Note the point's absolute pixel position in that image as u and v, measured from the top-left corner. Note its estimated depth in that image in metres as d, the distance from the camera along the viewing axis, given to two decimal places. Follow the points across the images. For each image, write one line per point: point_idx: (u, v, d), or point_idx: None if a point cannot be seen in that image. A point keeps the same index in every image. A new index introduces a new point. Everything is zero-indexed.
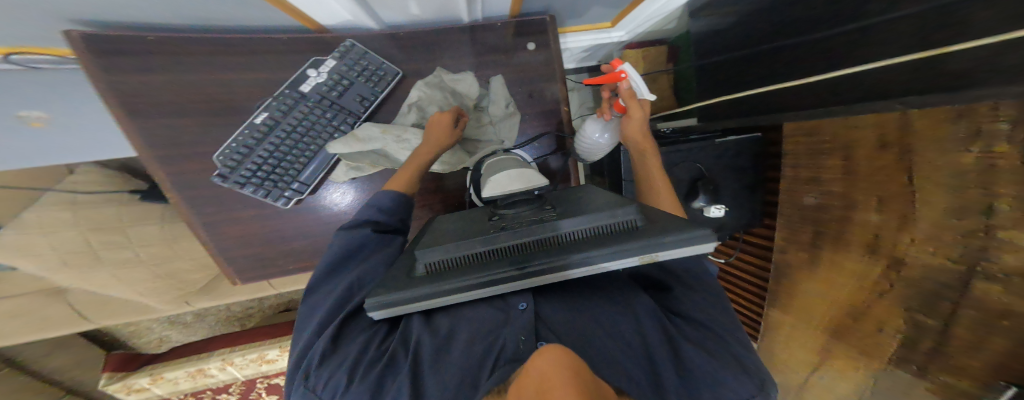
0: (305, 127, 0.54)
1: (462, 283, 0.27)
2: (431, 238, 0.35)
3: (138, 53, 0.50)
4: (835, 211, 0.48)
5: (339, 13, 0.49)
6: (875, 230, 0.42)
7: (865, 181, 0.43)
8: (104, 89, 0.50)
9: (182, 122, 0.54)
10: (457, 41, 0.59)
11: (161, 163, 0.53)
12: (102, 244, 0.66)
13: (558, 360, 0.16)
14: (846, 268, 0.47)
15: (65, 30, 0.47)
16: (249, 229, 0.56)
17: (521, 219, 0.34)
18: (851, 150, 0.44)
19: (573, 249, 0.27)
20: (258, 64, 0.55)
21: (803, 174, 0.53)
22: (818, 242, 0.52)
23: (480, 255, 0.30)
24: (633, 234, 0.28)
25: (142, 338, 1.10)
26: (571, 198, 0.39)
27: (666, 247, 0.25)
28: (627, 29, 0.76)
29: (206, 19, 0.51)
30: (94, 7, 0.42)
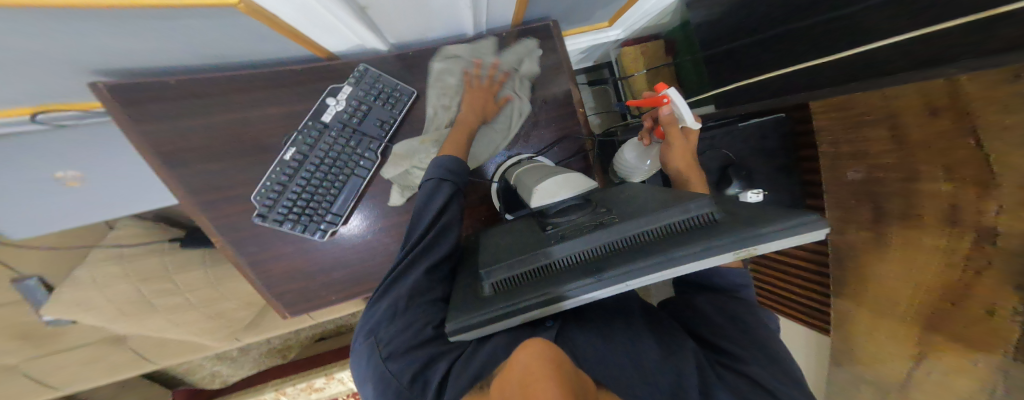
0: (331, 158, 0.54)
1: (540, 299, 0.26)
2: (491, 256, 0.36)
3: (165, 99, 0.51)
4: (898, 183, 0.44)
5: (348, 37, 0.49)
6: (951, 200, 0.38)
7: (924, 149, 0.40)
8: (140, 139, 0.51)
9: (213, 165, 0.55)
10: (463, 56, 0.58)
11: (200, 209, 0.54)
12: (155, 292, 0.68)
13: (541, 355, 0.23)
14: (927, 244, 0.42)
15: (90, 82, 0.48)
16: (293, 264, 0.56)
17: (578, 225, 0.34)
18: (896, 119, 0.41)
19: (652, 252, 0.26)
20: (279, 98, 0.56)
21: (845, 150, 0.50)
22: (881, 219, 0.48)
23: (549, 267, 0.30)
24: (713, 228, 0.27)
25: (197, 374, 1.17)
26: (622, 196, 0.39)
27: (765, 239, 0.23)
28: (623, 27, 0.76)
29: (221, 57, 0.51)
30: (120, 57, 0.43)
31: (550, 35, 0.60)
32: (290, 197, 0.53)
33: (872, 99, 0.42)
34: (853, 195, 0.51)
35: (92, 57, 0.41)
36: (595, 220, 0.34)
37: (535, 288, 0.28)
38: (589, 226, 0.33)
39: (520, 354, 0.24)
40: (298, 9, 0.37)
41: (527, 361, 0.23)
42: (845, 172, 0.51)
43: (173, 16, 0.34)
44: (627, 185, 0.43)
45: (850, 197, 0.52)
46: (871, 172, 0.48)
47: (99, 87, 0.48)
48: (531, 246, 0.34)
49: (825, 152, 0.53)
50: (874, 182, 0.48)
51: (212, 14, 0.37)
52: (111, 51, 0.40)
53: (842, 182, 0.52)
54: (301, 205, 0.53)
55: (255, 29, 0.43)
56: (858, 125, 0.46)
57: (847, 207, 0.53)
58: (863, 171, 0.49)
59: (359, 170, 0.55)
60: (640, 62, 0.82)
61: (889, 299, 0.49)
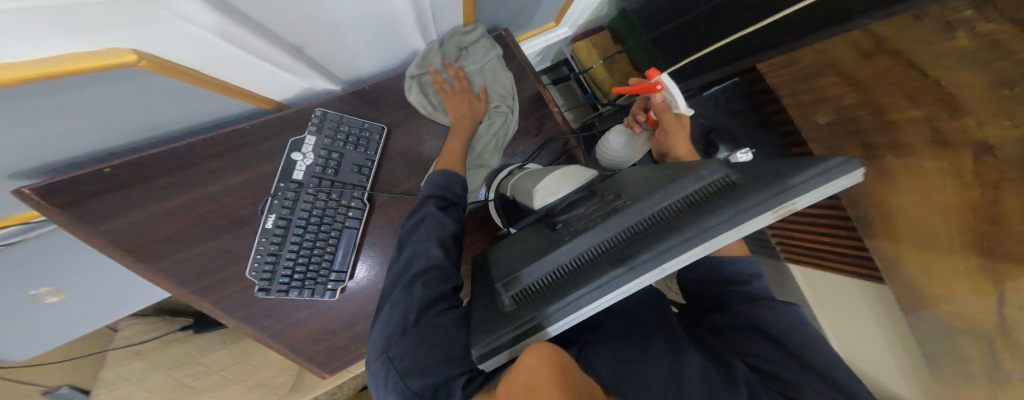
0: (318, 215, 0.51)
1: (558, 306, 0.22)
2: (507, 267, 0.34)
3: (114, 192, 0.46)
4: (874, 119, 0.50)
5: (294, 82, 0.47)
6: (925, 122, 0.43)
7: (876, 83, 0.48)
8: (105, 242, 0.47)
9: (197, 250, 0.51)
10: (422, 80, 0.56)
11: (200, 296, 0.52)
12: (190, 375, 0.70)
13: (548, 357, 0.17)
14: (926, 167, 0.44)
15: (14, 189, 0.42)
16: (315, 327, 0.56)
17: (588, 218, 0.32)
18: (837, 65, 0.52)
19: (674, 229, 0.22)
20: (240, 161, 0.51)
21: (811, 99, 0.59)
22: (872, 153, 0.51)
23: (564, 268, 0.27)
24: (734, 188, 0.23)
25: None
26: (631, 179, 0.36)
27: (803, 189, 0.18)
28: (568, 24, 0.76)
29: (155, 127, 0.45)
30: (31, 150, 0.37)
31: (507, 45, 0.60)
32: (288, 265, 0.51)
33: (811, 55, 0.55)
34: (837, 136, 0.56)
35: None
36: (604, 210, 0.31)
37: (553, 294, 0.24)
38: (599, 216, 0.31)
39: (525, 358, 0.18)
40: (216, 51, 0.33)
41: (532, 367, 0.17)
42: (817, 118, 0.59)
43: (66, 86, 0.29)
44: (627, 170, 0.41)
45: (834, 139, 0.56)
46: (839, 114, 0.55)
47: (28, 193, 0.42)
48: (545, 248, 0.32)
49: (790, 105, 0.63)
50: (850, 120, 0.53)
51: (111, 78, 0.31)
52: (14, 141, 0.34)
53: (814, 127, 0.60)
54: (303, 270, 0.52)
55: (188, 91, 0.39)
56: (808, 77, 0.57)
57: (836, 148, 0.56)
58: (831, 114, 0.56)
59: (349, 221, 0.53)
60: (595, 54, 0.81)
61: (913, 235, 0.47)
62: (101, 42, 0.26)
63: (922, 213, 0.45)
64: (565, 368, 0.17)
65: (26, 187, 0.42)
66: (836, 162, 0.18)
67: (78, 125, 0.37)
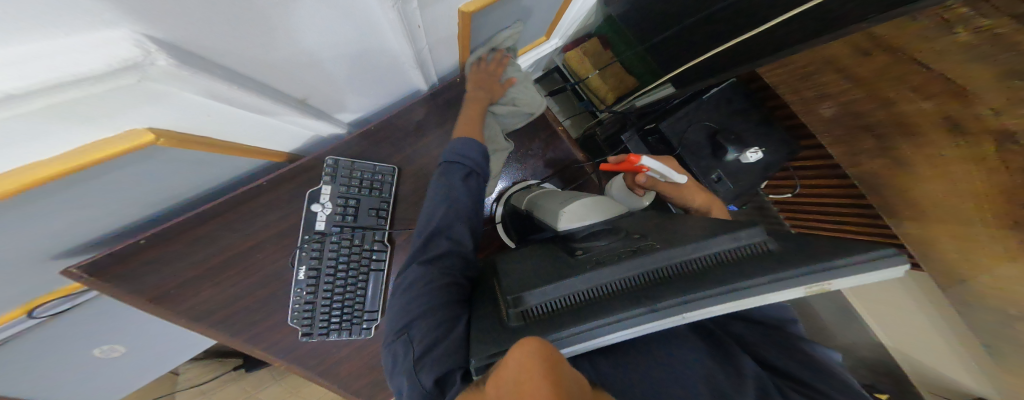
0: (346, 260, 0.53)
1: (576, 329, 0.22)
2: (517, 279, 0.32)
3: (155, 261, 0.49)
4: (882, 115, 0.52)
5: (301, 133, 0.48)
6: (939, 115, 0.45)
7: (877, 78, 0.49)
8: (155, 307, 0.50)
9: (239, 304, 0.54)
10: (426, 111, 0.55)
11: (251, 344, 0.55)
12: None
13: (538, 351, 0.13)
14: (946, 157, 0.47)
15: (63, 270, 0.45)
16: (356, 362, 0.58)
17: (611, 250, 0.32)
18: (830, 63, 0.53)
19: (711, 283, 0.23)
20: (264, 217, 0.53)
21: (810, 95, 0.59)
22: (886, 142, 0.53)
23: (582, 295, 0.27)
24: (772, 257, 0.25)
25: None
26: (653, 223, 0.37)
27: (840, 274, 0.20)
28: (562, 34, 0.67)
29: (180, 194, 0.47)
30: (68, 232, 0.39)
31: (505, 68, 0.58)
32: (324, 310, 0.54)
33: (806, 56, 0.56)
34: (844, 129, 0.57)
35: (32, 239, 0.36)
36: (632, 246, 0.31)
37: (569, 316, 0.24)
38: (624, 251, 0.31)
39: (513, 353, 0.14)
40: (228, 114, 0.34)
41: (521, 363, 0.13)
42: (818, 110, 0.59)
43: (93, 173, 0.30)
44: (639, 214, 0.44)
45: (841, 131, 0.58)
46: (845, 106, 0.55)
47: (77, 272, 0.46)
48: (561, 268, 0.31)
49: (794, 101, 0.62)
50: (857, 114, 0.55)
51: (138, 157, 0.32)
52: (48, 228, 0.36)
53: (821, 119, 0.60)
54: (339, 312, 0.54)
55: (204, 157, 0.40)
56: (809, 74, 0.57)
57: (848, 143, 0.58)
58: (834, 106, 0.57)
59: (375, 263, 0.55)
60: (587, 62, 0.76)
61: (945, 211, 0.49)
62: (116, 125, 0.27)
63: (955, 197, 0.48)
64: (556, 364, 0.13)
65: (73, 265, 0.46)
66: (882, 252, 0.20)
67: (108, 205, 0.38)
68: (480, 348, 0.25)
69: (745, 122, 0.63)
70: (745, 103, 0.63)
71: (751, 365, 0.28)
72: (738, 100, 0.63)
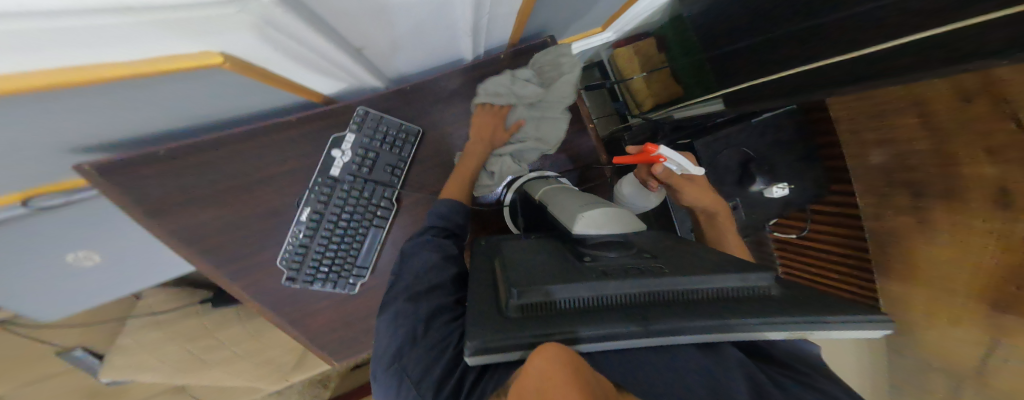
0: (349, 212, 0.54)
1: (585, 335, 0.24)
2: (518, 271, 0.32)
3: (162, 172, 0.49)
4: (936, 168, 0.49)
5: (342, 80, 0.47)
6: (1000, 184, 0.42)
7: (954, 131, 0.46)
8: (148, 218, 0.49)
9: (233, 233, 0.54)
10: (462, 85, 0.57)
11: (230, 278, 0.54)
12: (202, 349, 0.72)
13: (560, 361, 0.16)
14: (978, 226, 0.46)
15: (74, 165, 0.45)
16: (332, 316, 0.58)
17: (621, 264, 0.32)
18: (922, 106, 0.48)
19: (706, 313, 0.26)
20: (281, 151, 0.53)
21: (870, 138, 0.56)
22: (920, 203, 0.52)
23: (586, 301, 0.28)
24: (771, 303, 0.27)
25: None
26: (662, 246, 0.39)
27: (823, 327, 0.25)
28: (617, 28, 0.72)
29: (210, 117, 0.47)
30: (93, 131, 0.39)
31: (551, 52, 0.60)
32: (315, 257, 0.54)
33: (890, 94, 0.51)
34: (884, 181, 0.56)
35: (69, 130, 0.36)
36: (638, 264, 0.32)
37: (572, 320, 0.25)
38: (630, 267, 0.31)
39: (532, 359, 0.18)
40: (294, 60, 0.35)
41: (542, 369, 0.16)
42: (869, 155, 0.57)
43: (151, 80, 0.31)
44: (653, 233, 0.45)
45: (881, 184, 0.57)
46: (898, 157, 0.53)
47: (86, 168, 0.45)
48: (564, 270, 0.31)
49: (847, 139, 0.60)
50: (906, 167, 0.53)
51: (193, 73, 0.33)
52: (88, 123, 0.37)
53: (866, 165, 0.59)
54: (329, 263, 0.55)
55: (245, 83, 0.40)
56: (881, 113, 0.53)
57: (885, 196, 0.57)
58: (886, 154, 0.55)
59: (377, 220, 0.56)
60: (636, 62, 0.78)
61: (951, 284, 0.50)
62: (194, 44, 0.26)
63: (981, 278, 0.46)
64: (578, 369, 0.16)
65: (83, 163, 0.45)
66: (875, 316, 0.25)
67: (142, 112, 0.39)
68: (478, 331, 0.26)
69: (779, 152, 0.63)
70: (794, 134, 0.63)
71: (732, 350, 0.31)
72: (788, 129, 0.63)
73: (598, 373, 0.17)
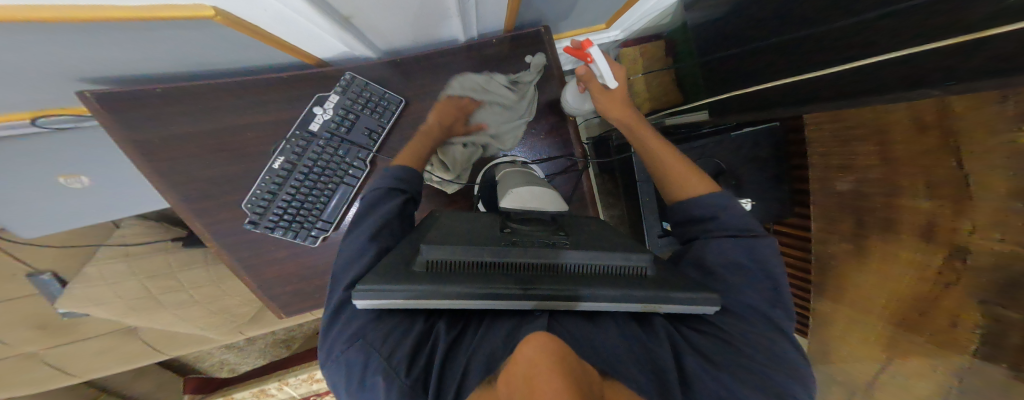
0: (321, 166, 0.57)
1: (461, 291, 0.26)
2: (439, 235, 0.33)
3: (154, 105, 0.52)
4: (882, 198, 0.49)
5: (335, 46, 0.50)
6: (928, 218, 0.42)
7: (904, 164, 0.45)
8: (132, 147, 0.52)
9: (209, 174, 0.57)
10: (451, 64, 0.61)
11: (196, 216, 0.57)
12: (160, 288, 0.73)
13: (544, 348, 0.19)
14: (901, 259, 0.47)
15: (77, 91, 0.48)
16: (287, 268, 0.61)
17: (533, 237, 0.33)
18: (885, 135, 0.47)
19: (584, 283, 0.28)
20: (271, 102, 0.57)
21: (836, 163, 0.55)
22: (864, 232, 0.53)
23: (482, 263, 0.29)
24: (641, 282, 0.30)
25: (206, 362, 1.16)
26: (590, 229, 0.38)
27: (670, 302, 0.28)
28: (622, 28, 0.77)
29: (210, 65, 0.51)
30: (99, 64, 0.43)
31: (541, 42, 0.63)
32: (279, 206, 0.56)
33: (862, 116, 0.49)
34: (839, 207, 0.57)
35: (81, 61, 0.40)
36: (549, 239, 0.33)
37: (461, 280, 0.27)
38: (541, 241, 0.32)
39: (523, 348, 0.21)
40: (292, 27, 0.39)
41: (531, 355, 0.19)
42: (836, 183, 0.57)
43: (153, 27, 0.34)
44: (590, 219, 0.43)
45: (834, 211, 0.58)
46: (858, 185, 0.53)
47: (88, 96, 0.49)
48: (478, 239, 0.32)
49: (816, 164, 0.59)
50: (862, 195, 0.52)
51: (192, 24, 0.36)
52: (100, 57, 0.41)
53: (833, 192, 0.57)
54: (292, 213, 0.57)
55: (237, 38, 0.44)
56: (848, 142, 0.53)
57: (831, 220, 0.59)
58: (850, 182, 0.54)
59: (347, 178, 0.58)
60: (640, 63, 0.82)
61: (868, 305, 0.53)
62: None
63: (899, 303, 0.47)
64: (561, 358, 0.19)
65: (89, 91, 0.49)
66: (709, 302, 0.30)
67: (148, 54, 0.43)
68: (376, 280, 0.27)
69: (753, 170, 0.63)
70: (771, 153, 0.64)
71: (661, 320, 0.35)
72: (764, 147, 0.64)
73: (580, 363, 0.20)
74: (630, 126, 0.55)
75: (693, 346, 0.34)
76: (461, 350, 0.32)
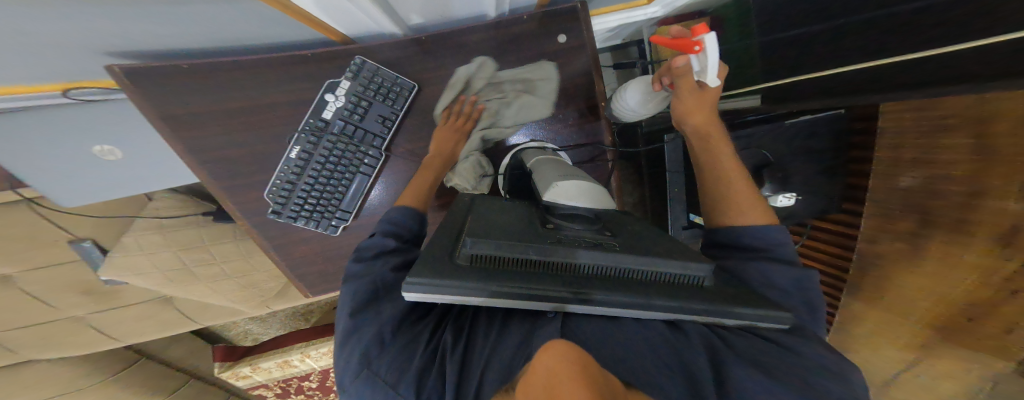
0: (337, 155, 0.58)
1: (517, 292, 0.25)
2: (479, 226, 0.33)
3: (180, 80, 0.51)
4: (962, 197, 0.45)
5: (360, 21, 0.48)
6: (1022, 220, 0.38)
7: (1005, 162, 0.39)
8: (161, 123, 0.52)
9: (237, 152, 0.57)
10: (481, 41, 0.57)
11: (228, 195, 0.58)
12: (193, 261, 0.75)
13: (567, 357, 0.18)
14: (975, 261, 0.44)
15: (108, 64, 0.47)
16: (313, 248, 0.62)
17: (576, 237, 0.32)
18: (987, 124, 0.40)
19: (639, 290, 0.28)
20: (295, 80, 0.56)
21: (909, 156, 0.51)
22: (928, 230, 0.50)
23: (526, 260, 0.29)
24: (698, 292, 0.29)
25: (232, 331, 1.22)
26: (634, 229, 0.38)
27: (730, 317, 0.28)
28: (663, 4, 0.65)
29: (235, 40, 0.50)
30: (128, 38, 0.42)
31: (578, 19, 0.57)
32: (300, 196, 0.57)
33: (953, 103, 0.43)
34: (900, 206, 0.53)
35: (113, 33, 0.39)
36: (595, 239, 0.32)
37: (512, 278, 0.27)
38: (587, 242, 0.32)
39: (542, 357, 0.20)
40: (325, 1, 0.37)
41: (551, 366, 0.18)
42: (901, 177, 0.53)
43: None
44: (624, 215, 0.43)
45: (893, 209, 0.55)
46: (929, 181, 0.49)
47: (116, 71, 0.48)
48: (521, 233, 0.31)
49: (881, 157, 0.54)
50: (933, 192, 0.49)
51: None
52: (130, 29, 0.39)
53: (896, 188, 0.54)
54: (313, 202, 0.58)
55: (263, 12, 0.42)
56: (936, 131, 0.46)
57: (888, 216, 0.56)
58: (918, 177, 0.50)
59: (363, 167, 0.59)
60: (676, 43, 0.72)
61: None
62: None
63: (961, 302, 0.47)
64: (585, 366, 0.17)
65: (117, 65, 0.48)
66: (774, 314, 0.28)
67: (175, 29, 0.42)
68: (428, 272, 0.26)
69: (806, 164, 0.57)
70: (832, 142, 0.57)
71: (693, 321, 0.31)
72: (824, 137, 0.56)
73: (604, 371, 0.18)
74: (710, 134, 0.46)
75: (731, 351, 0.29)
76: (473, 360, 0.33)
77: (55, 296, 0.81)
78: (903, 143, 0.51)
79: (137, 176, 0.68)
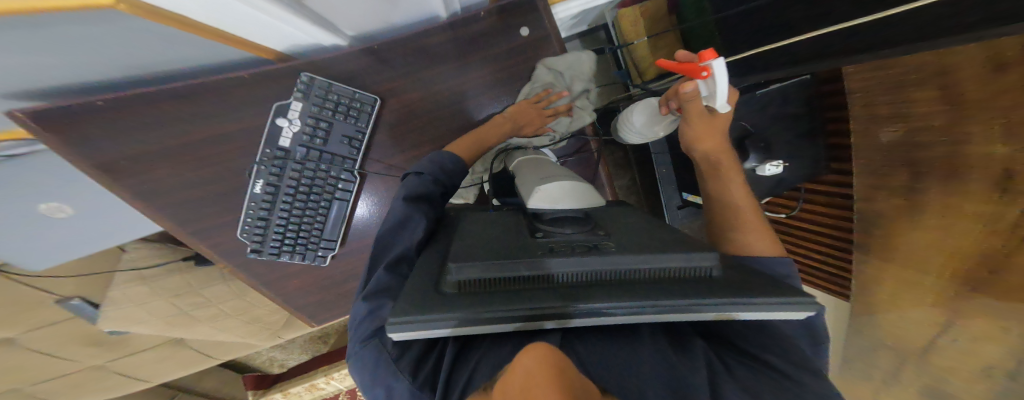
0: (307, 184, 0.53)
1: (496, 315, 0.20)
2: (464, 244, 0.27)
3: (101, 123, 0.44)
4: (943, 147, 0.44)
5: (295, 35, 0.41)
6: (1001, 163, 0.37)
7: (975, 106, 0.38)
8: (96, 174, 0.46)
9: (196, 194, 0.52)
10: (441, 42, 0.51)
11: (198, 239, 0.54)
12: (188, 305, 0.75)
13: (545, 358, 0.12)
14: (962, 211, 0.43)
15: (8, 110, 0.39)
16: (308, 280, 0.61)
17: (571, 242, 0.27)
18: (951, 77, 0.40)
19: (637, 290, 0.22)
20: (239, 108, 0.49)
21: (884, 112, 0.49)
22: (919, 182, 0.48)
23: (511, 279, 0.23)
24: (708, 285, 0.23)
25: (256, 360, 1.28)
26: (629, 223, 0.33)
27: (754, 309, 0.20)
28: None
29: (144, 67, 0.41)
30: (19, 86, 0.35)
31: (536, 9, 0.52)
32: (278, 231, 0.54)
33: (915, 59, 0.42)
34: (884, 159, 0.52)
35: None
36: (591, 241, 0.27)
37: (490, 302, 0.21)
38: (582, 245, 0.26)
39: (520, 356, 0.13)
40: (236, 13, 0.30)
41: (530, 367, 0.11)
42: (879, 134, 0.51)
43: (35, 35, 0.25)
44: (625, 209, 0.38)
45: (879, 164, 0.53)
46: (908, 133, 0.47)
47: (21, 117, 0.40)
48: (507, 247, 0.26)
49: (857, 113, 0.52)
50: (916, 145, 0.47)
51: (91, 19, 0.26)
52: (6, 78, 0.31)
53: (874, 143, 0.52)
54: (293, 236, 0.55)
55: (172, 37, 0.34)
56: (899, 85, 0.45)
57: (880, 173, 0.53)
58: (897, 131, 0.48)
59: (339, 192, 0.55)
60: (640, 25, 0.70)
61: (921, 264, 0.50)
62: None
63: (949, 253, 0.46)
64: (568, 373, 0.11)
65: (19, 109, 0.39)
66: (806, 299, 0.20)
67: (68, 68, 0.34)
68: (399, 303, 0.21)
69: (788, 127, 0.56)
70: (805, 106, 0.56)
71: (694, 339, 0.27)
72: (801, 101, 0.56)
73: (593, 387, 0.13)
74: (718, 162, 0.44)
75: (733, 378, 0.24)
76: (477, 345, 0.26)
77: (65, 351, 0.81)
78: (873, 100, 0.50)
79: (92, 237, 0.60)
